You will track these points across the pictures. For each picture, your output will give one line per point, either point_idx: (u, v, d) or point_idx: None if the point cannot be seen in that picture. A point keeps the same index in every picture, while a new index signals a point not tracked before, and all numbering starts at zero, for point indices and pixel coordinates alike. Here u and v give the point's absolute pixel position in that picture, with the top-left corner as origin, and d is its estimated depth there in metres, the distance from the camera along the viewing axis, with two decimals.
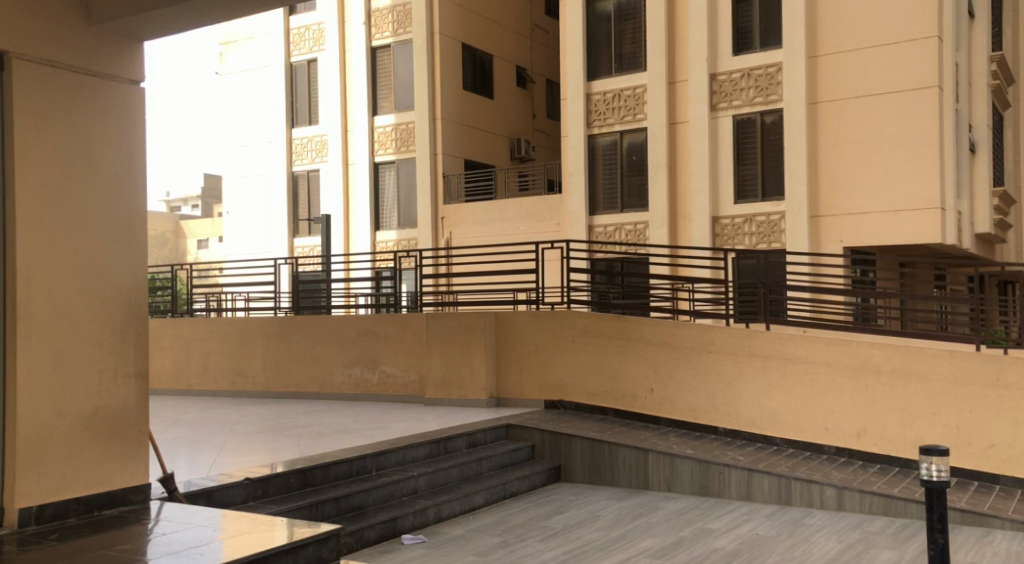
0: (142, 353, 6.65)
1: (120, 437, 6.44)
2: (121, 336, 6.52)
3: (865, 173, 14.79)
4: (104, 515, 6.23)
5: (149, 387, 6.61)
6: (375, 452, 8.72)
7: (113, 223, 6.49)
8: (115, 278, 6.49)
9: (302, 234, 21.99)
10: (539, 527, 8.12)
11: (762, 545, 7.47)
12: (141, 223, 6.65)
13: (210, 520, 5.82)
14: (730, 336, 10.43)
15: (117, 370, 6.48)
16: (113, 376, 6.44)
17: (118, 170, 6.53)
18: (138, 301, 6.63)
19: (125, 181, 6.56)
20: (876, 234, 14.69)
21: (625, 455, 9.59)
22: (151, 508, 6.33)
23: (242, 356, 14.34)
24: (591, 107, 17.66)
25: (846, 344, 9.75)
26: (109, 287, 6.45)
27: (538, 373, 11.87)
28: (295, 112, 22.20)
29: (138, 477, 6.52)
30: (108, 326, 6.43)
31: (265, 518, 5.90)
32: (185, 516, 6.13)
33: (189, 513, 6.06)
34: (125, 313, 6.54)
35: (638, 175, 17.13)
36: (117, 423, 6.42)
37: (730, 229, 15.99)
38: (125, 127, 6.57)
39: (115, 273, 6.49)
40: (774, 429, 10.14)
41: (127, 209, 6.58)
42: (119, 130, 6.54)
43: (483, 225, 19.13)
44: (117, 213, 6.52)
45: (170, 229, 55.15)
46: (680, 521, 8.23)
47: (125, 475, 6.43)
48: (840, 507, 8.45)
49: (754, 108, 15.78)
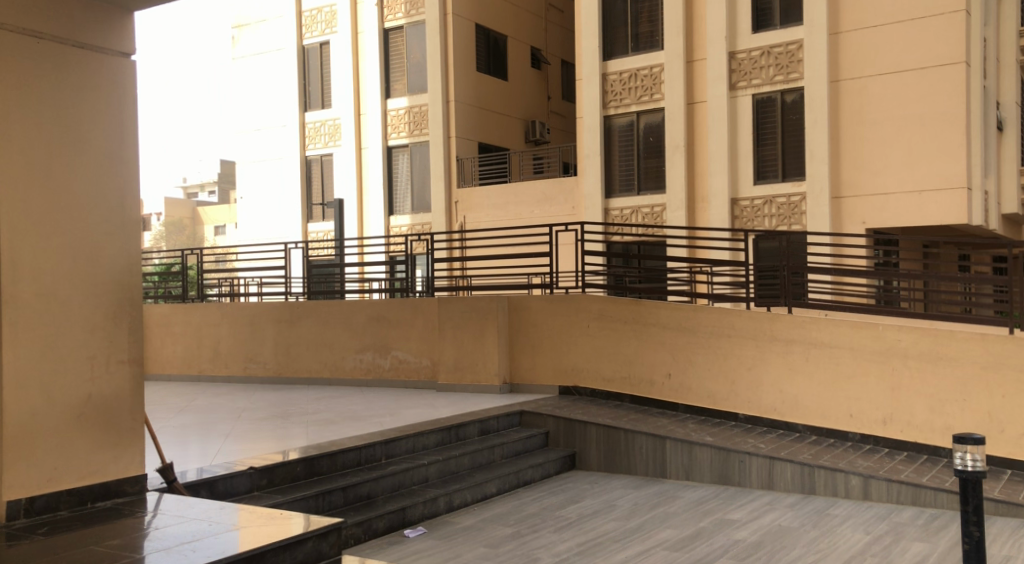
0: (137, 338, 6.40)
1: (114, 425, 6.20)
2: (114, 320, 6.27)
3: (889, 152, 14.39)
4: (98, 507, 6.00)
5: (144, 374, 6.36)
6: (384, 439, 8.47)
7: (102, 204, 6.23)
8: (106, 262, 6.24)
9: (315, 220, 21.75)
10: (553, 517, 7.85)
11: (785, 536, 7.16)
12: (134, 202, 6.40)
13: (220, 511, 5.53)
14: (750, 320, 10.11)
15: (110, 357, 6.23)
16: (106, 362, 6.20)
17: (109, 147, 6.27)
18: (131, 286, 6.37)
19: (117, 158, 6.31)
20: (900, 215, 14.31)
21: (641, 442, 9.31)
22: (147, 500, 6.10)
23: (253, 341, 14.13)
24: (606, 87, 17.29)
25: (871, 328, 9.41)
26: (99, 271, 6.20)
27: (552, 358, 11.59)
28: (308, 96, 21.93)
29: (134, 468, 6.28)
30: (100, 310, 6.19)
31: (268, 509, 5.66)
32: (183, 507, 5.88)
33: (187, 504, 5.80)
34: (118, 296, 6.30)
35: (656, 157, 16.78)
36: (109, 412, 6.18)
37: (750, 211, 15.63)
38: (114, 103, 6.30)
39: (106, 257, 6.24)
40: (796, 415, 9.83)
41: (117, 191, 6.32)
42: (109, 104, 6.28)
43: (497, 209, 18.84)
44: (108, 193, 6.26)
45: (187, 216, 55.12)
46: (699, 511, 7.95)
47: (120, 466, 6.19)
48: (867, 496, 8.14)
49: (775, 87, 15.39)
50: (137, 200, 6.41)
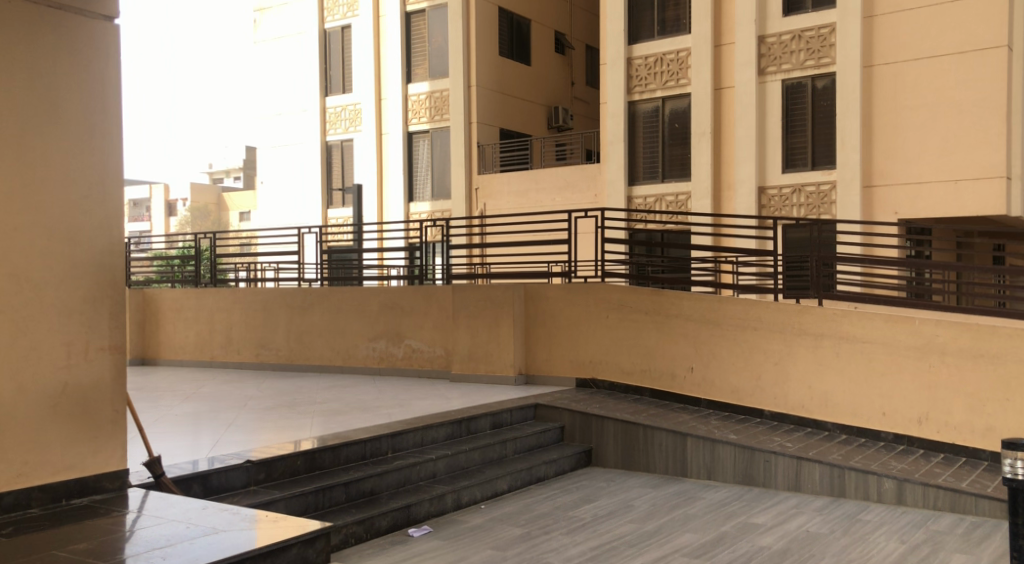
0: (119, 323, 6.05)
1: (93, 416, 5.85)
2: (94, 305, 5.94)
3: (925, 141, 13.80)
4: (73, 505, 5.66)
5: (126, 362, 6.02)
6: (391, 433, 8.08)
7: (83, 180, 5.90)
8: (86, 243, 5.90)
9: (335, 206, 21.39)
10: (565, 518, 7.45)
11: (813, 543, 6.71)
12: (117, 178, 6.04)
13: (201, 512, 5.13)
14: (778, 313, 9.63)
15: (90, 343, 5.89)
16: (83, 349, 5.86)
17: (89, 117, 5.92)
18: (113, 268, 6.04)
19: (98, 131, 5.95)
20: (934, 205, 13.73)
21: (661, 439, 8.87)
22: (130, 497, 5.73)
23: (266, 327, 13.78)
24: (632, 72, 16.79)
25: (908, 322, 8.91)
26: (77, 252, 5.86)
27: (570, 349, 11.16)
28: (329, 81, 21.58)
29: (114, 463, 5.92)
30: (77, 293, 5.86)
31: (256, 511, 5.28)
32: (166, 506, 5.49)
33: (170, 503, 5.43)
34: (97, 278, 5.96)
35: (681, 144, 16.28)
36: (90, 402, 5.85)
37: (778, 200, 15.10)
38: (94, 70, 5.93)
39: (87, 239, 5.90)
40: (825, 413, 9.35)
41: (98, 168, 5.97)
42: (88, 71, 5.91)
43: (518, 196, 18.41)
44: (88, 166, 5.91)
45: (213, 201, 54.75)
46: (721, 513, 7.51)
47: (98, 461, 5.85)
48: (901, 501, 7.66)
49: (805, 72, 14.83)
50: (121, 178, 6.08)
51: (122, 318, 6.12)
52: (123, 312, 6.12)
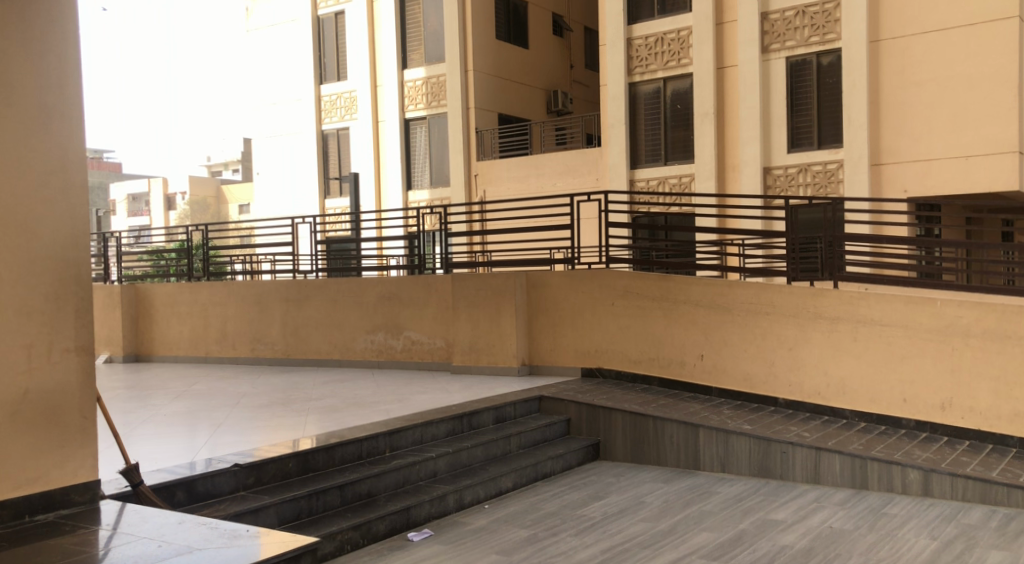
0: (84, 323, 5.85)
1: (59, 422, 5.64)
2: (56, 301, 5.73)
3: (934, 116, 13.34)
4: (37, 521, 5.41)
5: (93, 363, 5.81)
6: (388, 430, 7.68)
7: (40, 166, 5.68)
8: (46, 233, 5.69)
9: (332, 195, 20.96)
10: (573, 517, 7.05)
11: (839, 541, 6.30)
12: (77, 164, 5.84)
13: (176, 528, 4.73)
14: (791, 297, 9.22)
15: (53, 344, 5.69)
16: (46, 350, 5.65)
17: (44, 100, 5.70)
18: (77, 265, 5.84)
19: (54, 115, 5.74)
20: (946, 183, 13.26)
21: (672, 430, 8.47)
22: (104, 512, 5.35)
23: (261, 321, 13.37)
24: (632, 52, 16.33)
25: (929, 304, 8.51)
26: (36, 244, 5.65)
27: (574, 338, 10.74)
28: (324, 69, 21.13)
29: (84, 474, 5.69)
30: (37, 289, 5.65)
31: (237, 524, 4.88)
32: (139, 518, 5.08)
33: (143, 515, 5.02)
34: (59, 273, 5.75)
35: (684, 126, 15.83)
36: (54, 408, 5.64)
37: (784, 180, 14.66)
38: (46, 50, 5.71)
39: (46, 229, 5.70)
40: (843, 400, 8.95)
41: (58, 152, 5.77)
42: (39, 54, 5.68)
43: (518, 182, 17.98)
44: (45, 153, 5.70)
45: (211, 194, 54.29)
46: (737, 509, 7.11)
47: (68, 469, 5.63)
48: (927, 492, 7.26)
49: (810, 49, 14.38)
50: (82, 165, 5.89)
51: (90, 318, 5.89)
52: (90, 312, 5.90)
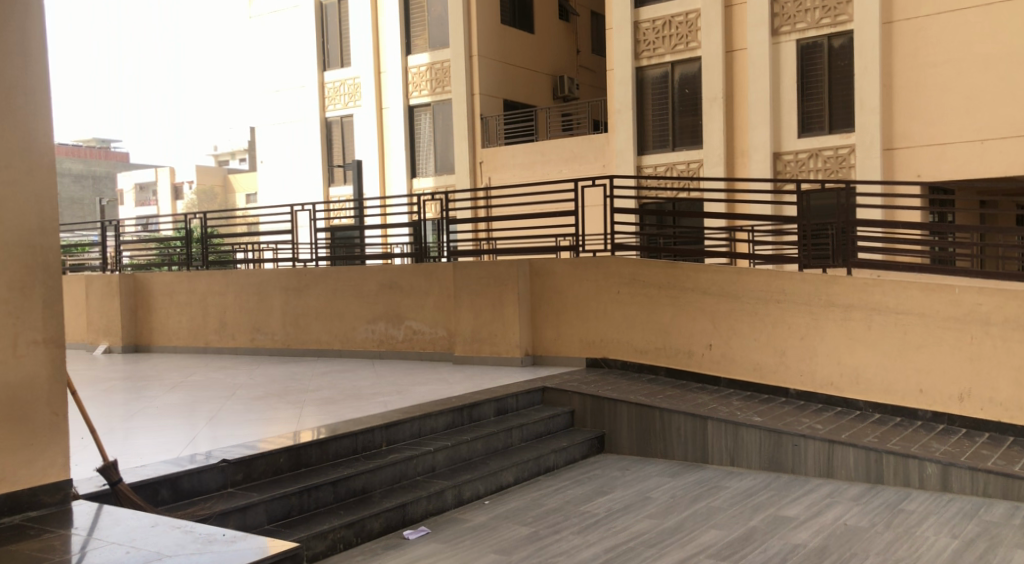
0: (53, 314, 5.64)
1: (25, 419, 5.44)
2: (22, 292, 5.52)
3: (949, 99, 12.96)
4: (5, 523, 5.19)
5: (63, 356, 5.61)
6: (385, 424, 7.40)
7: (4, 151, 5.46)
8: (10, 221, 5.48)
9: (336, 183, 20.71)
10: (576, 514, 6.77)
11: (854, 539, 6.01)
12: (42, 149, 5.62)
13: (149, 532, 4.53)
14: (803, 284, 8.90)
15: (20, 336, 5.49)
16: (12, 343, 5.45)
17: (7, 82, 5.48)
18: (45, 251, 5.63)
19: (17, 97, 5.52)
20: (961, 166, 12.90)
21: (680, 422, 8.17)
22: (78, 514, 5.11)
23: (261, 311, 13.10)
24: (639, 36, 15.98)
25: (947, 291, 8.19)
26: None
27: (579, 328, 10.45)
28: (327, 56, 20.82)
29: (54, 474, 5.49)
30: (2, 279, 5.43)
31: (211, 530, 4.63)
32: (110, 520, 4.85)
33: (114, 520, 4.79)
34: (24, 263, 5.54)
35: (692, 111, 15.48)
36: (20, 402, 5.43)
37: (794, 165, 14.32)
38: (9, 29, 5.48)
39: (9, 216, 5.48)
40: (856, 391, 8.64)
41: (22, 136, 5.54)
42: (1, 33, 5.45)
43: (523, 169, 17.66)
44: (9, 137, 5.48)
45: (219, 183, 54.02)
46: (747, 505, 6.82)
47: (37, 469, 5.42)
48: (946, 487, 6.95)
49: (821, 31, 14.02)
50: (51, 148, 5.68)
51: (60, 308, 5.67)
52: (60, 302, 5.68)
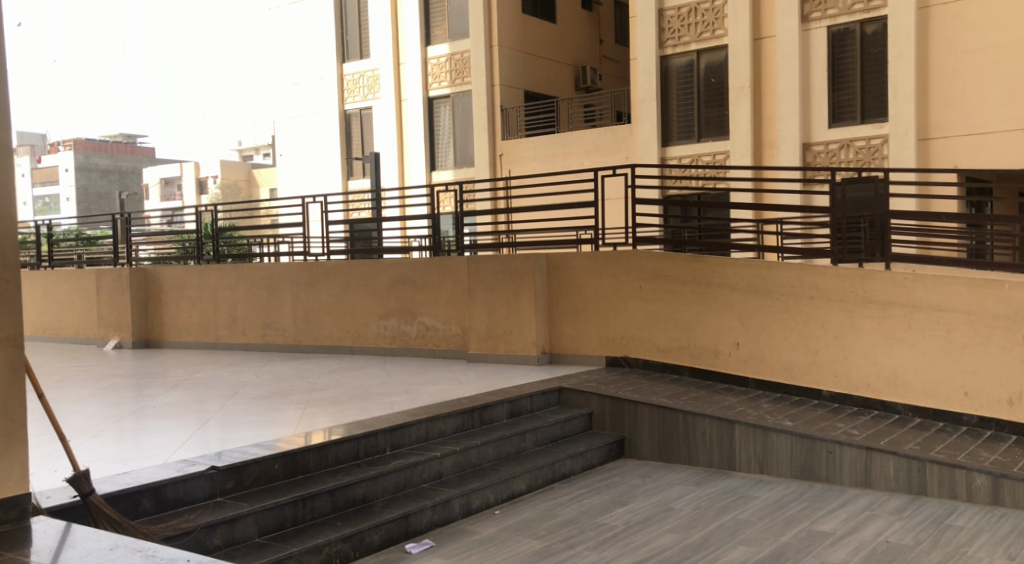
0: (11, 312, 5.25)
1: None
2: None
3: (988, 87, 12.32)
4: None
5: (23, 357, 5.21)
6: (389, 427, 6.92)
7: None
8: None
9: (355, 176, 20.30)
10: (592, 526, 6.28)
11: (897, 560, 5.49)
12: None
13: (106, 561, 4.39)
14: (838, 279, 8.35)
15: None
16: None
17: None
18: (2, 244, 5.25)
19: None
20: (1001, 157, 12.27)
21: (705, 426, 7.65)
22: (41, 537, 4.77)
23: (272, 306, 12.67)
24: (663, 24, 15.40)
25: (994, 287, 7.62)
26: None
27: (598, 325, 9.94)
28: (346, 47, 20.36)
29: (15, 486, 5.12)
30: None
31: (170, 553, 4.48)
32: (57, 547, 4.62)
33: (65, 550, 4.57)
34: None
35: (718, 101, 14.90)
36: None
37: (824, 156, 13.71)
38: None
39: None
40: (895, 394, 8.09)
41: None
42: None
43: (544, 161, 17.15)
44: None
45: (243, 177, 53.76)
46: (778, 518, 6.30)
47: None
48: (997, 500, 6.40)
49: (853, 17, 13.43)
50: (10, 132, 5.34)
51: (17, 302, 5.27)
52: (17, 297, 5.27)
